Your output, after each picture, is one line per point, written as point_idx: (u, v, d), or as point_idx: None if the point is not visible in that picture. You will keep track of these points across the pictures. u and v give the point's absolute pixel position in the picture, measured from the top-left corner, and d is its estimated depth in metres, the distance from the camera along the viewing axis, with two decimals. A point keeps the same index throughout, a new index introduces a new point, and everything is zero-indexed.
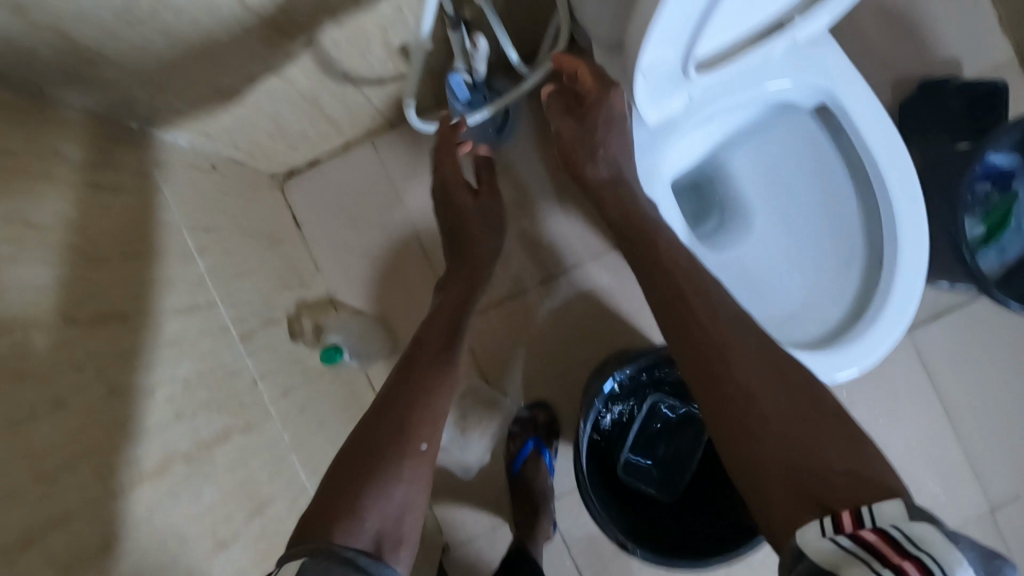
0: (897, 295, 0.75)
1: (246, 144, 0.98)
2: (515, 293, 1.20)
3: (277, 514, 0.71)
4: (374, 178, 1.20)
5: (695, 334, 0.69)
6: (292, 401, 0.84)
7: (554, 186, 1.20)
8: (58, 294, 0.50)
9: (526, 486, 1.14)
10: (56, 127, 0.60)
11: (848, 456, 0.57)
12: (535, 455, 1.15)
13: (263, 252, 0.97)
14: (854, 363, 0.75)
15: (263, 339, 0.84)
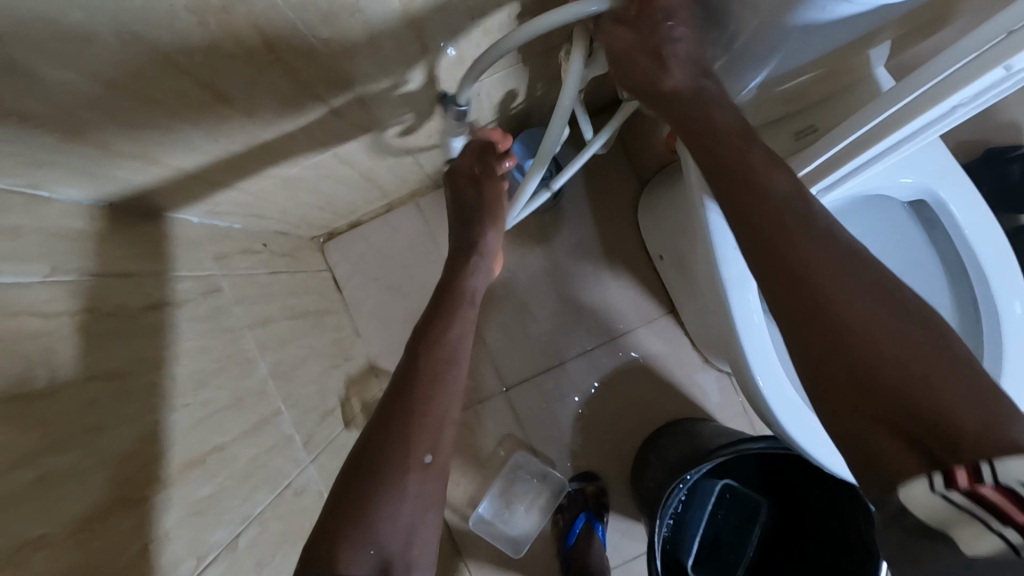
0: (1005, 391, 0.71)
1: (293, 219, 0.93)
2: (564, 360, 1.16)
3: None
4: (418, 239, 1.15)
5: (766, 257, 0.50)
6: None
7: (604, 250, 1.16)
8: (140, 461, 0.45)
9: (581, 565, 1.06)
10: (125, 247, 0.56)
11: (963, 401, 0.40)
12: (588, 530, 1.08)
13: (311, 332, 0.92)
14: None
15: (319, 435, 0.79)
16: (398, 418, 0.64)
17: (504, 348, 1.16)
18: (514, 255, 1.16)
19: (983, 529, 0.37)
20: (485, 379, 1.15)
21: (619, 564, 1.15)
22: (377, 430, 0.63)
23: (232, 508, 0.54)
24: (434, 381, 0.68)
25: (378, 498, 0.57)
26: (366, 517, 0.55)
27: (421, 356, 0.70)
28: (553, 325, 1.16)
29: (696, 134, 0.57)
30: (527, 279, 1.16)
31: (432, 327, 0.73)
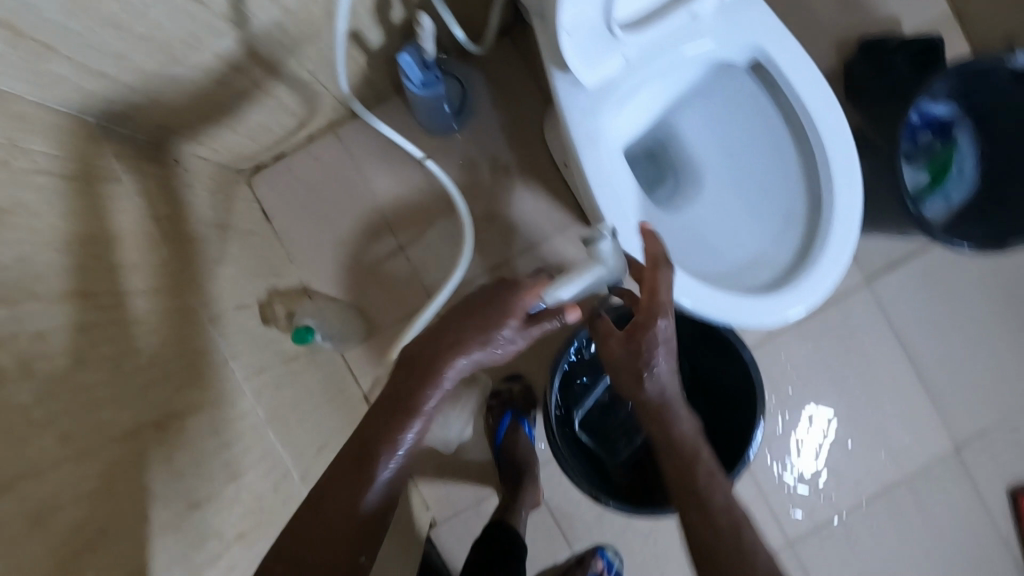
0: (838, 232, 0.81)
1: (209, 141, 0.99)
2: (487, 273, 1.23)
3: (258, 488, 0.73)
4: (341, 168, 1.22)
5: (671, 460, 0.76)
6: (268, 381, 0.87)
7: (515, 166, 1.22)
8: (26, 274, 0.51)
9: (508, 458, 1.14)
10: (28, 119, 0.62)
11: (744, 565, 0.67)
12: (515, 426, 1.16)
13: (232, 243, 0.99)
14: (801, 301, 0.80)
15: (231, 324, 0.86)
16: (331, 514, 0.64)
17: (431, 264, 1.23)
18: (432, 177, 1.23)
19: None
20: (412, 296, 1.23)
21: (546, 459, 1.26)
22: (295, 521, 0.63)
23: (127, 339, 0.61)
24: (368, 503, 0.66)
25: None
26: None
27: (366, 468, 0.66)
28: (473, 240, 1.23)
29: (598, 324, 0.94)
30: (445, 199, 1.23)
31: (396, 400, 0.71)
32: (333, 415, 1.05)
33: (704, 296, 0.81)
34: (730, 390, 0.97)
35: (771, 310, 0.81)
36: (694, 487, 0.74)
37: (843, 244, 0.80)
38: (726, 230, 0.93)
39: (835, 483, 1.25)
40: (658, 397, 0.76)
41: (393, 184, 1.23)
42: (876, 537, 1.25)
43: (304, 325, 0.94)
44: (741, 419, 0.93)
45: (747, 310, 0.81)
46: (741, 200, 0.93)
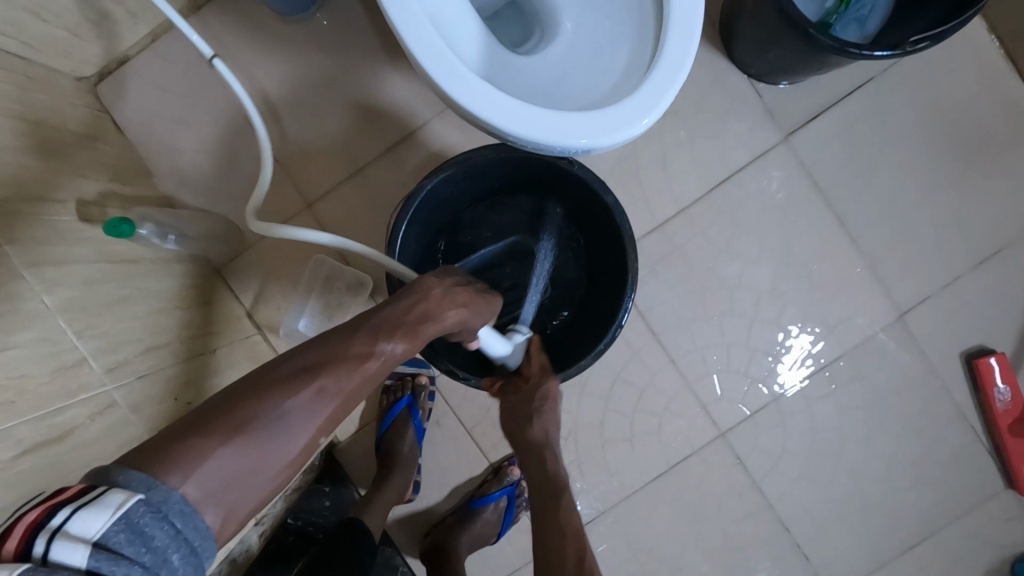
0: (676, 43, 0.70)
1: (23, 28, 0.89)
2: (363, 168, 1.12)
3: (28, 372, 0.62)
4: (194, 67, 1.12)
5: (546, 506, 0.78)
6: (75, 268, 0.78)
7: (383, 46, 1.11)
8: None
9: (390, 447, 1.10)
10: None
11: None
12: (405, 415, 1.10)
13: (52, 135, 0.89)
14: (638, 110, 0.70)
15: (28, 208, 0.76)
16: (307, 389, 0.53)
17: (302, 162, 1.13)
18: (293, 66, 1.12)
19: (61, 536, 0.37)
20: (287, 199, 1.13)
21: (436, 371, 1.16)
22: (257, 385, 0.52)
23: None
24: (341, 394, 0.56)
25: (240, 447, 0.48)
26: (204, 458, 0.45)
27: (345, 357, 0.57)
28: (347, 133, 1.12)
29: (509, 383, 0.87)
30: (310, 90, 1.12)
31: (392, 320, 0.62)
32: (189, 322, 0.95)
33: (524, 118, 0.70)
34: (604, 250, 0.85)
35: (602, 131, 0.70)
36: (555, 505, 0.78)
37: (682, 40, 0.70)
38: (574, 65, 0.83)
39: (765, 365, 1.15)
40: (542, 431, 0.81)
41: (252, 78, 1.12)
42: (816, 416, 1.15)
43: (120, 217, 0.84)
44: (613, 297, 0.82)
45: (573, 130, 0.70)
46: (592, 41, 0.83)
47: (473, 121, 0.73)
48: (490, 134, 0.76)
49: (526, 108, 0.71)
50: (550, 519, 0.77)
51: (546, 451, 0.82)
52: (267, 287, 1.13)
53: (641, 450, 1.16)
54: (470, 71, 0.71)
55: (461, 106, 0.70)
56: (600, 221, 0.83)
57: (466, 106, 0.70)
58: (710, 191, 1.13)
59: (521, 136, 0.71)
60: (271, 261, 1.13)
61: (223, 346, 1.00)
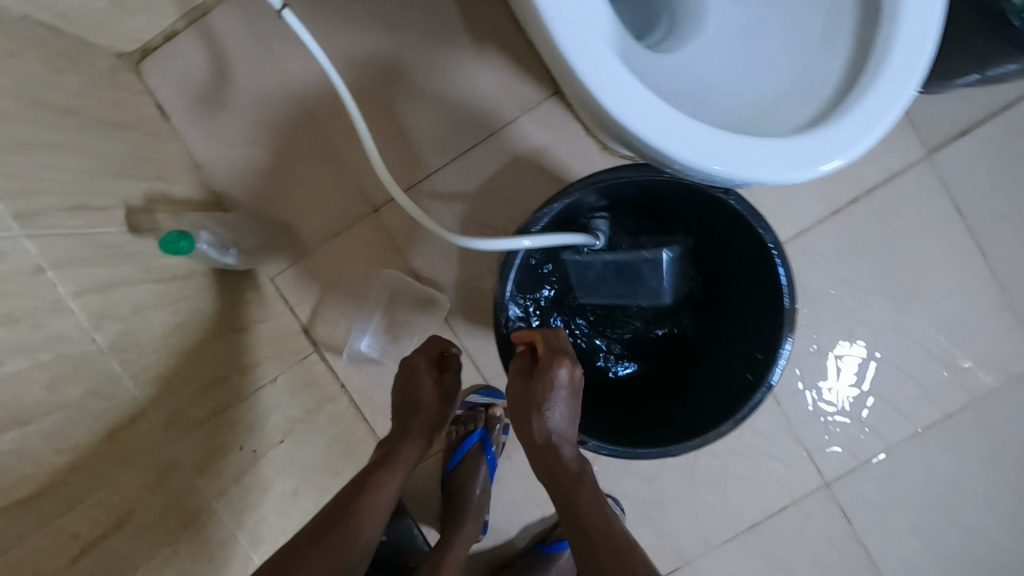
0: (897, 67, 0.55)
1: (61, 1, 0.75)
2: (438, 169, 0.98)
3: (81, 443, 0.51)
4: (249, 46, 0.97)
5: (557, 488, 0.65)
6: (129, 297, 0.66)
7: (467, 29, 0.96)
8: None
9: (460, 484, 0.99)
10: None
11: None
12: (478, 449, 1.00)
13: (92, 130, 0.76)
14: (824, 151, 0.55)
15: (75, 228, 0.63)
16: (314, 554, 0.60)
17: (370, 161, 0.98)
18: (363, 49, 0.97)
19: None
20: (350, 202, 0.99)
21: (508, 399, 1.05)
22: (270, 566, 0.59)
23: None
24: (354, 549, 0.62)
25: None
26: None
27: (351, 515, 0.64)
28: (422, 128, 0.98)
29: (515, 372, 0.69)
30: (380, 77, 0.97)
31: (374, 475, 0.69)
32: (247, 349, 0.83)
33: (677, 131, 0.54)
34: (750, 291, 0.72)
35: (784, 163, 0.55)
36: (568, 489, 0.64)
37: (901, 74, 0.54)
38: (730, 74, 0.68)
39: (880, 410, 1.02)
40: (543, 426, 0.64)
41: (312, 62, 0.97)
42: (935, 471, 1.02)
43: (177, 232, 0.71)
44: (756, 345, 0.70)
45: (744, 156, 0.55)
46: (743, 48, 0.69)
47: (610, 127, 0.57)
48: (624, 147, 0.59)
49: (688, 121, 0.55)
50: (579, 536, 0.62)
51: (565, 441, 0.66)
52: (325, 301, 1.00)
53: (733, 497, 1.04)
54: (615, 60, 0.55)
55: (603, 107, 0.54)
56: (744, 253, 0.71)
57: (609, 109, 0.54)
58: (834, 213, 0.99)
59: (675, 156, 0.55)
60: (330, 272, 1.00)
61: (284, 372, 0.89)
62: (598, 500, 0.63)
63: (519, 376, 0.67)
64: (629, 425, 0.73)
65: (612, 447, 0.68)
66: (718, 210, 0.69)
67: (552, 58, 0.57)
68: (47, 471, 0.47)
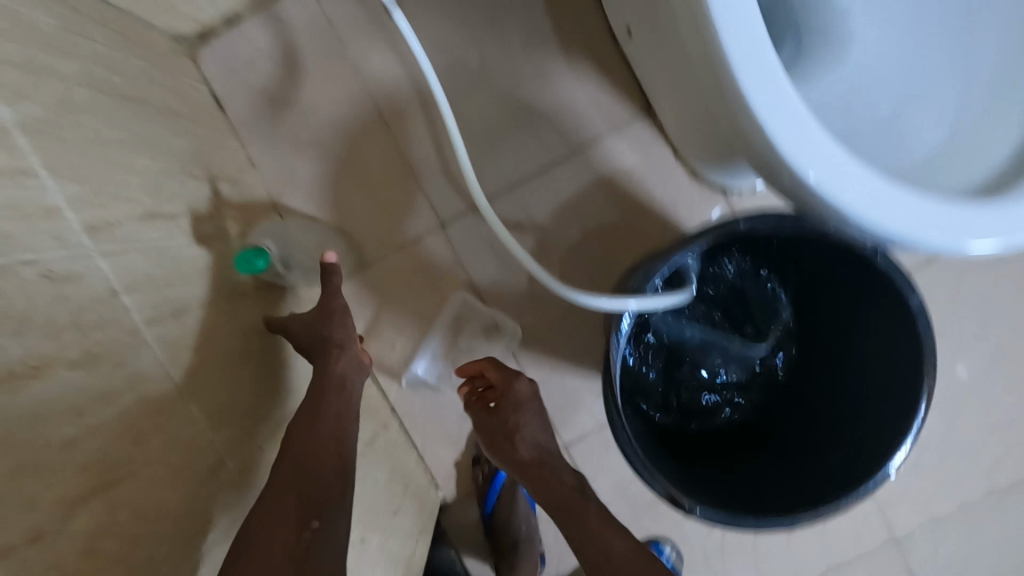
0: None
1: None
2: (514, 187, 0.91)
3: (151, 504, 0.45)
4: (318, 38, 0.89)
5: (561, 499, 0.67)
6: (190, 326, 0.60)
7: (558, 37, 0.88)
8: None
9: (505, 523, 0.92)
10: None
11: None
12: (511, 484, 0.93)
13: (154, 126, 0.68)
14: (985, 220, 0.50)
15: (139, 245, 0.57)
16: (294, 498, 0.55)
17: (441, 172, 0.91)
18: (443, 50, 0.89)
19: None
20: (416, 214, 0.92)
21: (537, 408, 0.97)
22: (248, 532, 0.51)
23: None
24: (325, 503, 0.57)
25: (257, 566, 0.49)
26: None
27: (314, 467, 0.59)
28: (499, 139, 0.90)
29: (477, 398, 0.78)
30: (462, 82, 0.90)
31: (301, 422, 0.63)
32: None
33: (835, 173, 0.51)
34: (872, 350, 0.67)
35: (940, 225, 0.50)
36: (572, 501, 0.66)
37: None
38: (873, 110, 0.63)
39: (960, 466, 0.97)
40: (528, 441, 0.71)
41: (388, 62, 0.90)
42: (1010, 533, 0.97)
43: (255, 249, 0.67)
44: (880, 412, 0.65)
45: (898, 205, 0.51)
46: (899, 92, 0.62)
47: (756, 152, 0.54)
48: (768, 178, 0.56)
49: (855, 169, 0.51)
50: (592, 558, 0.61)
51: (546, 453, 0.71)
52: (381, 319, 0.93)
53: (796, 547, 0.99)
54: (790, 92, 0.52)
55: (755, 125, 0.51)
56: (873, 310, 0.65)
57: (762, 126, 0.51)
58: (931, 259, 0.94)
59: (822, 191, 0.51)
60: (389, 288, 0.93)
61: None
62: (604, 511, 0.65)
63: (482, 410, 0.76)
64: (733, 487, 0.68)
65: (722, 515, 0.61)
66: (852, 267, 0.63)
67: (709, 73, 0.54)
68: (123, 541, 0.42)
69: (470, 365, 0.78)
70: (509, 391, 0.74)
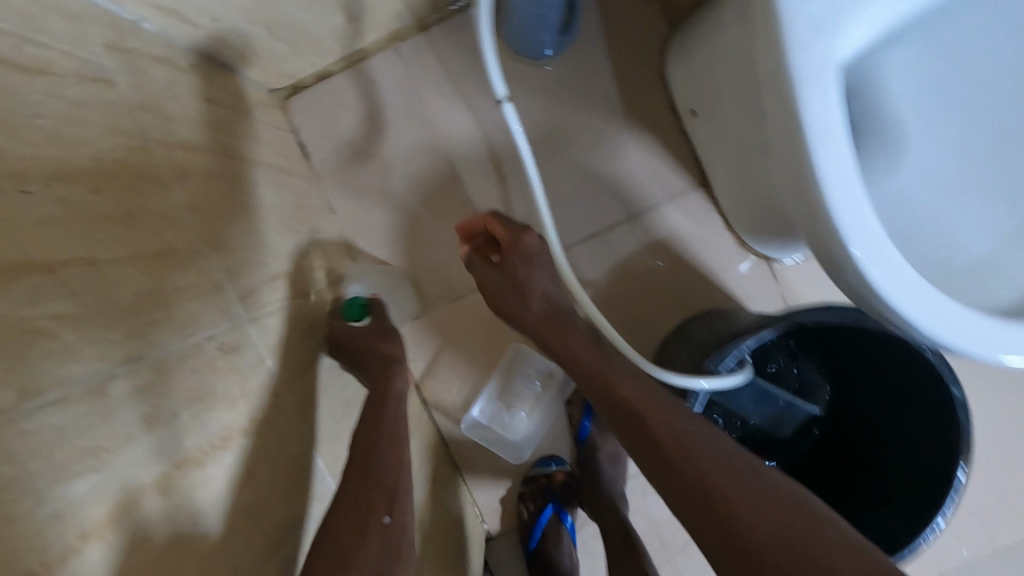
0: None
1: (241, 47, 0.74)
2: (574, 245, 0.98)
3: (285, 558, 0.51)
4: (401, 97, 0.95)
5: (607, 396, 0.69)
6: (302, 380, 0.65)
7: (624, 111, 0.96)
8: None
9: (550, 559, 0.96)
10: None
11: (758, 505, 0.54)
12: (556, 521, 0.97)
13: (265, 185, 0.74)
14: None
15: (265, 306, 0.62)
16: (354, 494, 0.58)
17: None
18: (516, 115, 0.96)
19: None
20: None
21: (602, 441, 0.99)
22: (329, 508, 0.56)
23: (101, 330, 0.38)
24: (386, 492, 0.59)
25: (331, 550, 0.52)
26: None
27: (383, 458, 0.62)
28: (563, 199, 0.97)
29: (486, 264, 0.79)
30: (532, 146, 0.96)
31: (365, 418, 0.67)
32: None
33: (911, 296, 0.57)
34: (912, 434, 0.74)
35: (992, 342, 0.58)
36: (606, 373, 0.70)
37: None
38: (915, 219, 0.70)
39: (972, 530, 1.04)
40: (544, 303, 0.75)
41: (463, 122, 0.96)
42: None
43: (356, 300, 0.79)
44: (916, 493, 0.71)
45: (949, 318, 0.57)
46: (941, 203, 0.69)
47: (828, 259, 0.58)
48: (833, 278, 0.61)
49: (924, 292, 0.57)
50: (646, 442, 0.63)
51: (569, 331, 0.74)
52: (441, 360, 0.99)
53: None
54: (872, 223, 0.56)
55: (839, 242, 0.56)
56: (915, 398, 0.73)
57: (844, 244, 0.55)
58: None
59: (888, 301, 0.56)
60: (450, 331, 0.99)
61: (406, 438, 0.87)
62: (685, 426, 0.63)
63: (489, 268, 0.78)
64: None
65: None
66: (902, 361, 0.71)
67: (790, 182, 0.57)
68: None
69: (472, 219, 0.82)
70: (518, 240, 0.75)
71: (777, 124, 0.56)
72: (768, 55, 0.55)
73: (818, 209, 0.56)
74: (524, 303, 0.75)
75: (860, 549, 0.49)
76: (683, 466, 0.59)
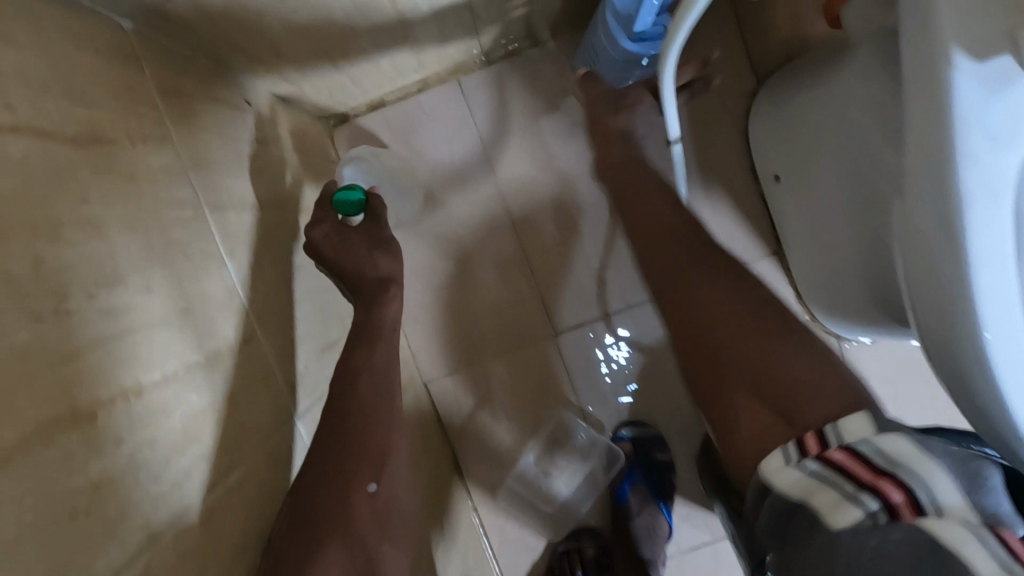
0: None
1: (301, 72, 0.68)
2: (632, 304, 0.90)
3: None
4: (460, 132, 0.89)
5: (654, 259, 0.72)
6: None
7: (699, 165, 0.89)
8: None
9: None
10: None
11: (803, 375, 0.57)
12: None
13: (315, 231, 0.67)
14: None
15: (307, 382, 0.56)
16: (340, 461, 0.46)
17: (562, 278, 0.90)
18: (581, 158, 0.89)
19: (849, 502, 0.43)
20: (529, 315, 0.91)
21: (640, 512, 0.89)
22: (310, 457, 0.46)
23: (141, 482, 0.32)
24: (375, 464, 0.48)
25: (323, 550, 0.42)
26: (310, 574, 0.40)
27: (368, 426, 0.49)
28: (624, 253, 0.90)
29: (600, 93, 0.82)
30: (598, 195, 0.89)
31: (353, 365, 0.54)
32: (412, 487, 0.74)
33: None
34: None
35: None
36: (677, 259, 0.70)
37: None
38: None
39: None
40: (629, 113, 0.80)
41: (524, 163, 0.90)
42: None
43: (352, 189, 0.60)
44: None
45: None
46: None
47: (960, 385, 0.48)
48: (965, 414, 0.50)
49: None
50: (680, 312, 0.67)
51: (651, 189, 0.77)
52: (478, 414, 0.92)
53: None
54: None
55: (994, 385, 0.45)
56: None
57: (999, 388, 0.45)
58: None
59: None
60: (491, 384, 0.92)
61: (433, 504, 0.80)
62: (718, 286, 0.66)
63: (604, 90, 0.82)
64: None
65: None
66: None
67: (934, 298, 0.47)
68: None
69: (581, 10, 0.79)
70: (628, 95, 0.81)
71: (929, 241, 0.47)
72: (925, 159, 0.46)
73: (968, 348, 0.46)
74: (631, 197, 0.78)
75: (861, 403, 0.52)
76: (713, 330, 0.63)
